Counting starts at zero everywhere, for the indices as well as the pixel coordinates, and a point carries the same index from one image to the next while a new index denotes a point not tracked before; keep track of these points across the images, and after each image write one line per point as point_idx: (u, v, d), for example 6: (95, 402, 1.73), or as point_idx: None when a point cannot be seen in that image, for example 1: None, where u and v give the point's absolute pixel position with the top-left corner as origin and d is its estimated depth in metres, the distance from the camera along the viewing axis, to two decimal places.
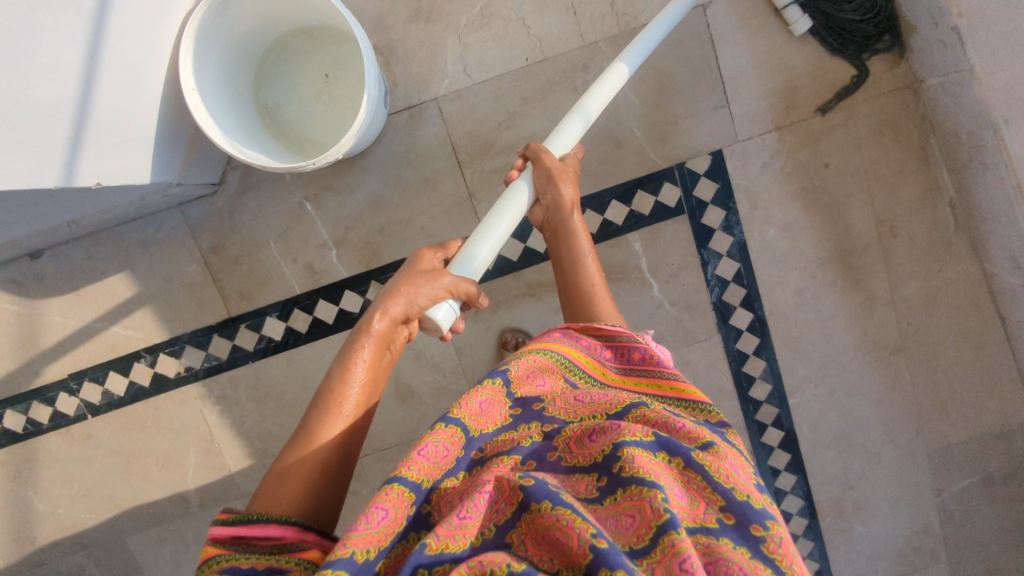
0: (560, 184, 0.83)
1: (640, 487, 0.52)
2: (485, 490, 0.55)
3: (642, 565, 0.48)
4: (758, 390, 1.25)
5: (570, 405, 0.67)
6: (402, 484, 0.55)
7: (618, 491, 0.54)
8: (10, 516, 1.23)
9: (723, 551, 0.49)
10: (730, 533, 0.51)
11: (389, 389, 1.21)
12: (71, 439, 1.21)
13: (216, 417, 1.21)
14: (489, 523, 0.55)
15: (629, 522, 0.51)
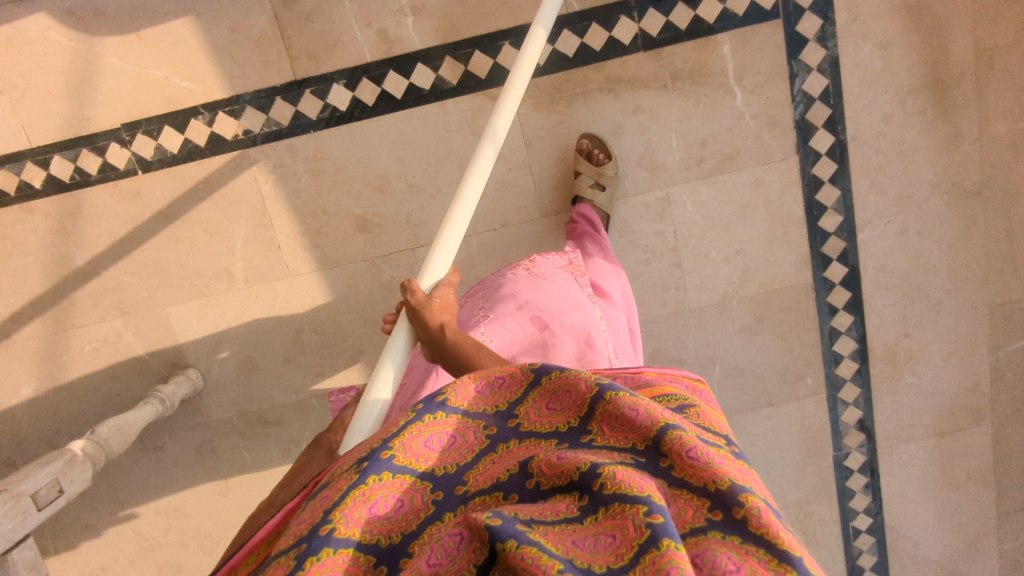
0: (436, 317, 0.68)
1: (622, 504, 0.42)
2: (454, 532, 0.44)
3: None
4: (828, 221, 1.21)
5: (542, 413, 0.55)
6: (336, 547, 0.46)
7: (600, 511, 0.43)
8: (50, 273, 1.21)
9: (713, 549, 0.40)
10: (722, 528, 0.42)
11: (453, 176, 1.18)
12: (119, 195, 1.17)
13: (271, 187, 1.17)
14: (467, 564, 0.42)
15: (609, 541, 0.41)
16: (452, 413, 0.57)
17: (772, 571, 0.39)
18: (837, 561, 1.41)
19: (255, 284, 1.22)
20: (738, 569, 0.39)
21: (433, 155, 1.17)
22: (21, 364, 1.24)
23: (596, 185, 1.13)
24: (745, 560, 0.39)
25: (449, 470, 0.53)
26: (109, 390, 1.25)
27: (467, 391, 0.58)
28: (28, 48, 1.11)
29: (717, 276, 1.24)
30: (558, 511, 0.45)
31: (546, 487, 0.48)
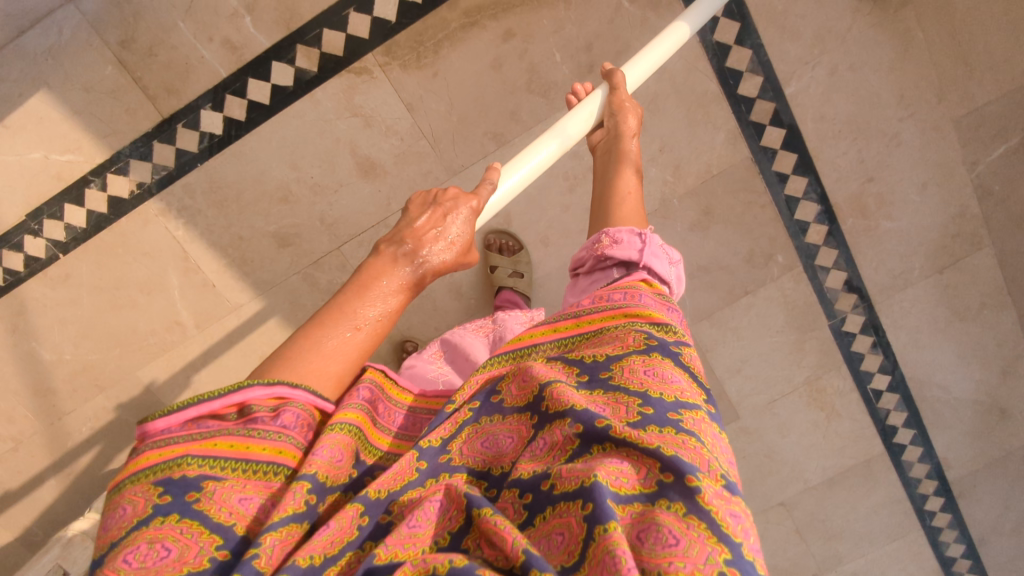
0: (629, 115, 0.83)
1: (564, 502, 0.49)
2: (434, 499, 0.52)
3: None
4: (748, 86, 1.13)
5: (519, 386, 0.61)
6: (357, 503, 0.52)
7: (546, 509, 0.50)
8: (23, 371, 1.25)
9: (656, 516, 0.47)
10: (669, 493, 0.49)
11: (349, 164, 1.15)
12: (52, 281, 1.20)
13: (183, 231, 1.17)
14: (445, 530, 0.51)
15: (559, 540, 0.48)
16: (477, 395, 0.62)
17: (705, 538, 0.46)
18: (867, 426, 1.35)
19: (205, 325, 1.23)
20: (677, 540, 0.45)
21: (323, 149, 1.14)
22: (31, 459, 1.31)
23: (513, 274, 1.17)
24: (680, 528, 0.46)
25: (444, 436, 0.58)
26: (115, 460, 1.30)
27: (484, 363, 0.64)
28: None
29: (648, 180, 1.18)
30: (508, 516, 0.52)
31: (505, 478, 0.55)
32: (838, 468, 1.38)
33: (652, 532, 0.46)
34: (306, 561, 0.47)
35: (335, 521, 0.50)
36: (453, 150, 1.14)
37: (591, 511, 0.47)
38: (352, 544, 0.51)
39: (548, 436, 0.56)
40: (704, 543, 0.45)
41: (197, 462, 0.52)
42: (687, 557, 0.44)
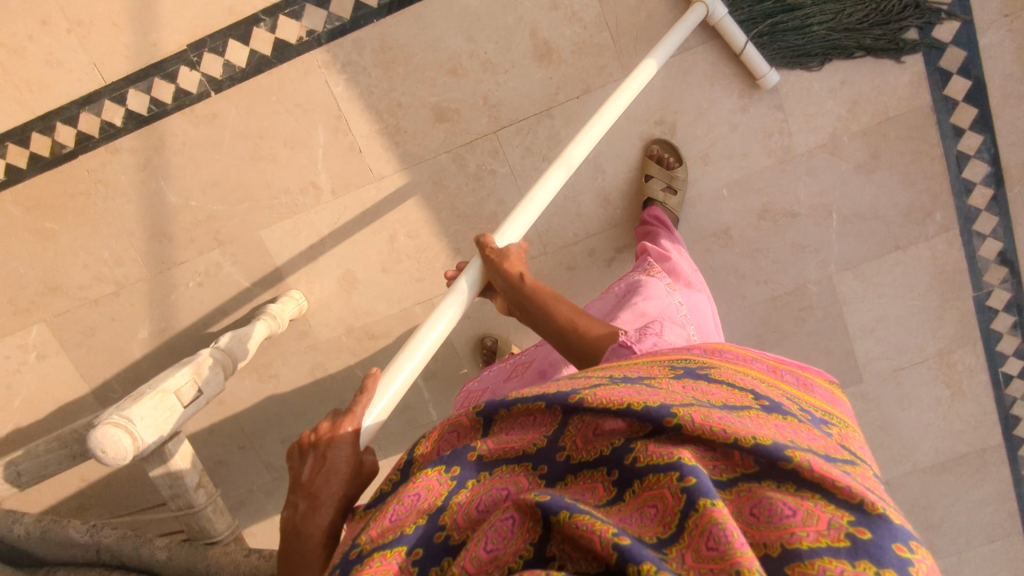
0: (509, 265, 0.77)
1: (656, 473, 0.46)
2: (505, 514, 0.47)
3: (673, 556, 0.41)
4: (943, 29, 1.11)
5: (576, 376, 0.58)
6: (384, 548, 0.49)
7: (635, 483, 0.47)
8: (144, 212, 1.21)
9: (764, 491, 0.45)
10: (768, 477, 0.46)
11: (526, 46, 1.12)
12: (196, 121, 1.16)
13: (343, 88, 1.14)
14: (523, 546, 0.45)
15: (653, 511, 0.45)
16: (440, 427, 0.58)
17: (822, 506, 0.44)
18: (989, 412, 1.31)
19: (342, 193, 1.20)
20: (794, 511, 0.43)
21: (503, 25, 1.11)
22: (133, 308, 1.27)
23: (667, 188, 1.14)
24: (795, 501, 0.44)
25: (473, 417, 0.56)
26: (219, 323, 1.27)
27: None
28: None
29: (822, 113, 1.15)
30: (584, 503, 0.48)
31: (578, 459, 0.51)
32: (950, 453, 1.33)
33: (767, 506, 0.44)
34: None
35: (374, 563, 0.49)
36: (631, 48, 1.12)
37: (689, 488, 0.43)
38: None
39: (605, 422, 0.51)
40: (823, 511, 0.43)
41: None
42: (808, 525, 0.42)
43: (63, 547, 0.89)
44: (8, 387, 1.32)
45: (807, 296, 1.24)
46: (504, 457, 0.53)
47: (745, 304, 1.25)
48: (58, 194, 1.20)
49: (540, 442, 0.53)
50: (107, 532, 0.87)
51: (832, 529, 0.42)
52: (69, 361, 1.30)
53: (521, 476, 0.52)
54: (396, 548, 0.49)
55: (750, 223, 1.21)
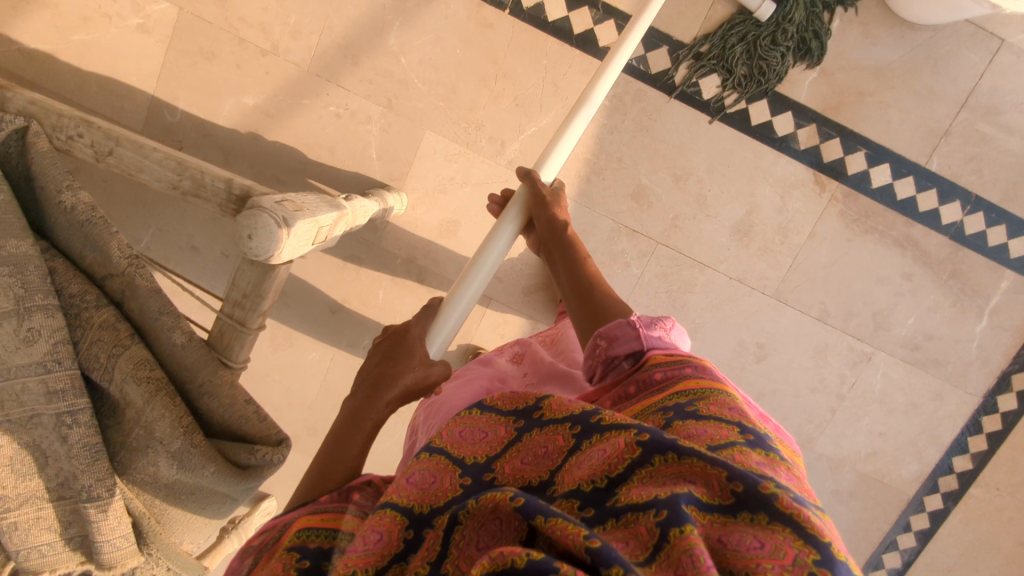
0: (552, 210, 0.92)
1: (635, 512, 0.45)
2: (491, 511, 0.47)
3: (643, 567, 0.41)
4: (960, 460, 1.30)
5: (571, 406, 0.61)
6: (394, 509, 0.53)
7: (609, 521, 0.46)
8: (359, 28, 1.18)
9: (736, 526, 0.44)
10: (743, 508, 0.45)
11: (735, 215, 1.22)
12: (473, 16, 1.17)
13: (596, 109, 1.19)
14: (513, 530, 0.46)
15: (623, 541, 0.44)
16: (439, 454, 0.60)
17: (790, 541, 0.42)
18: None
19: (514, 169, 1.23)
20: (762, 544, 0.42)
21: (734, 186, 1.21)
22: (264, 76, 1.21)
23: None
24: (766, 534, 0.43)
25: (478, 458, 0.60)
26: (318, 157, 1.23)
27: (452, 437, 0.63)
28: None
29: (850, 441, 1.31)
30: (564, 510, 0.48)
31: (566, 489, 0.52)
32: None
33: (732, 537, 0.43)
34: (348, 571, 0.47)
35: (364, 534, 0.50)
36: (789, 284, 1.24)
37: (669, 508, 0.43)
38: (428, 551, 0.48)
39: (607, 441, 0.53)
40: (791, 546, 0.42)
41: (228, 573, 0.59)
42: (775, 560, 0.41)
43: (93, 247, 0.80)
44: (93, 26, 1.20)
45: None
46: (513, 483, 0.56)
47: None
48: None
49: (569, 442, 0.57)
50: (148, 273, 0.80)
51: (797, 565, 0.41)
52: (168, 59, 1.21)
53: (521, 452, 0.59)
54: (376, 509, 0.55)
55: None
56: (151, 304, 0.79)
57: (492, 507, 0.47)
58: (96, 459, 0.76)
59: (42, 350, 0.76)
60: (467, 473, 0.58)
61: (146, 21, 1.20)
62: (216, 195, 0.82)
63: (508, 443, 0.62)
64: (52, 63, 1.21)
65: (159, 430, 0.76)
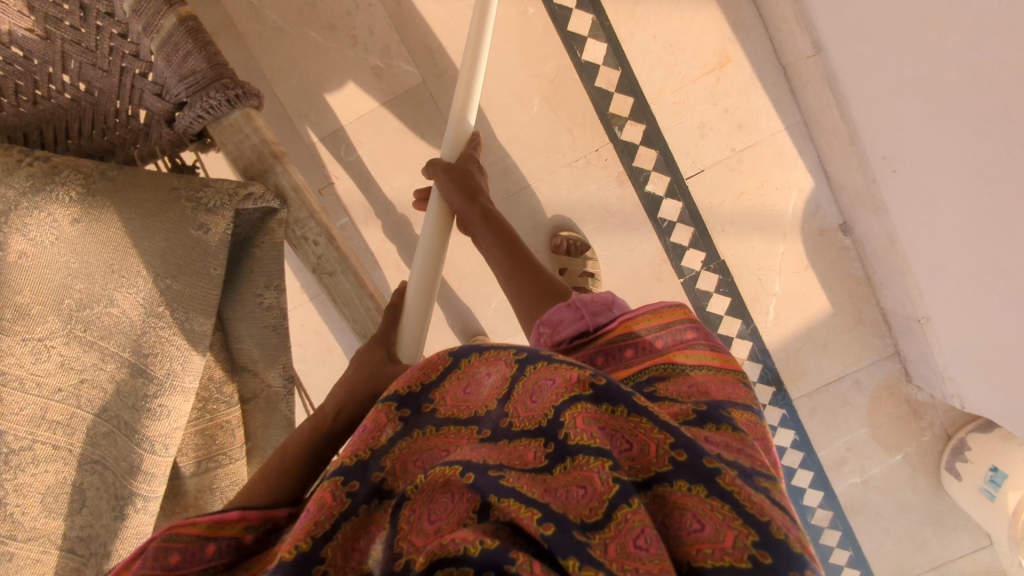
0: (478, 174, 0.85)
1: (585, 457, 0.47)
2: (444, 493, 0.47)
3: (590, 540, 0.42)
4: None
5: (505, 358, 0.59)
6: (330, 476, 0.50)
7: (568, 459, 0.48)
8: (559, 206, 1.19)
9: (683, 504, 0.45)
10: (684, 477, 0.47)
11: None
12: (654, 267, 1.22)
13: None
14: (466, 514, 0.45)
15: (579, 491, 0.45)
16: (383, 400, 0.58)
17: (732, 520, 0.44)
18: None
19: None
20: (704, 524, 0.44)
21: None
22: None
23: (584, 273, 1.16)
24: (707, 513, 0.44)
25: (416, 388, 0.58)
26: (447, 276, 1.25)
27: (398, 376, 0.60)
28: (781, 175, 1.17)
29: None
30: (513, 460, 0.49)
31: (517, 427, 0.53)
32: None
33: (677, 517, 0.45)
34: (292, 553, 0.45)
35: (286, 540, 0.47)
36: None
37: (619, 481, 0.45)
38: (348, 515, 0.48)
39: (555, 382, 0.53)
40: (731, 526, 0.43)
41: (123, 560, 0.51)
42: (717, 544, 0.43)
43: (257, 351, 0.76)
44: (334, 37, 1.13)
45: None
46: (458, 414, 0.57)
47: None
48: (572, 119, 1.17)
49: (512, 367, 0.57)
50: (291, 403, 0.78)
51: (738, 548, 0.42)
52: (380, 110, 1.16)
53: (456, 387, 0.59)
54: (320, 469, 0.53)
55: None
56: (275, 435, 0.77)
57: (440, 480, 0.48)
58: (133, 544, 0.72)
59: (157, 430, 0.71)
60: (411, 410, 0.57)
61: (385, 68, 1.15)
62: None
63: (444, 369, 0.60)
64: (273, 37, 1.13)
65: None
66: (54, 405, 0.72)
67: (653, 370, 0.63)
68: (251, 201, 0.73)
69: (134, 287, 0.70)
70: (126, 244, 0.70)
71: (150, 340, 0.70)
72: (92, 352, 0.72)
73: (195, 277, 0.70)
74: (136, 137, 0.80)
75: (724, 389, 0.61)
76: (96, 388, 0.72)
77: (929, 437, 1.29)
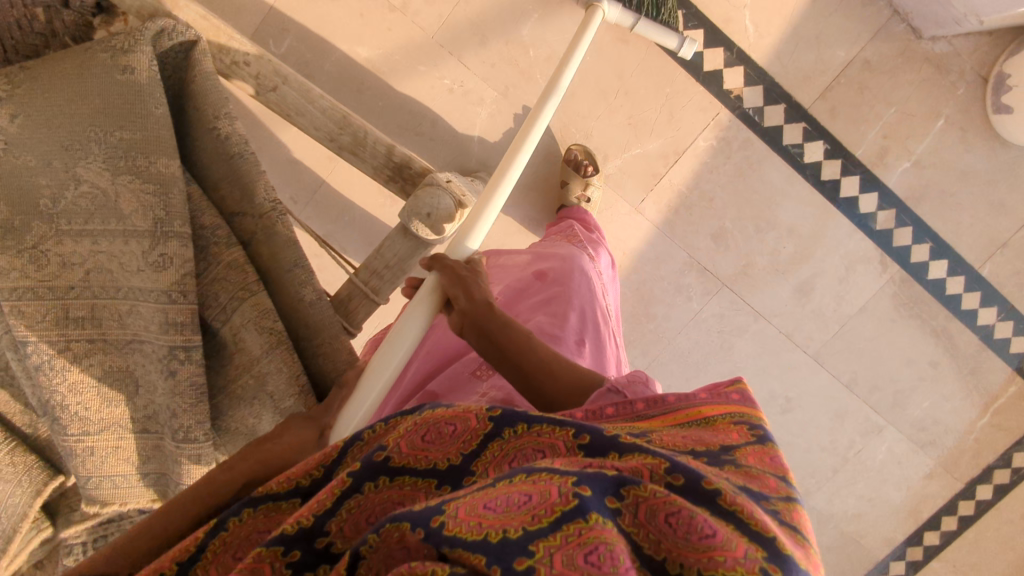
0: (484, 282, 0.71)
1: (550, 474, 0.44)
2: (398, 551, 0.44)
3: (542, 551, 0.39)
4: (931, 535, 1.49)
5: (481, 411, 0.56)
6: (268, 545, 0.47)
7: (520, 477, 0.45)
8: (495, 9, 1.15)
9: (677, 503, 0.42)
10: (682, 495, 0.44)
11: (800, 276, 1.31)
12: (614, 30, 1.17)
13: (704, 147, 1.24)
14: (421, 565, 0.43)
15: (525, 500, 0.42)
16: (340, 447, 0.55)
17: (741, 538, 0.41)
18: None
19: (609, 184, 1.24)
20: (714, 529, 0.40)
21: (804, 250, 1.30)
22: (385, 33, 1.15)
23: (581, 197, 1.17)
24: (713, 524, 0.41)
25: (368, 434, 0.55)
26: (419, 127, 1.18)
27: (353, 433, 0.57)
28: None
29: (843, 500, 1.46)
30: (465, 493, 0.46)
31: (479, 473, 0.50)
32: None
33: (684, 518, 0.41)
34: None
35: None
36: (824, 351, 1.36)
37: (582, 496, 0.41)
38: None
39: (547, 440, 0.50)
40: (742, 542, 0.40)
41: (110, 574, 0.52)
42: (728, 551, 0.39)
43: (235, 181, 0.75)
44: None
45: None
46: (408, 463, 0.52)
47: None
48: None
49: (484, 424, 0.53)
50: (289, 222, 0.76)
51: (749, 558, 0.39)
52: None
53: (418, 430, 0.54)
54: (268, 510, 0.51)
55: None
56: (286, 254, 0.75)
57: (400, 539, 0.44)
58: (199, 402, 0.72)
59: (171, 279, 0.70)
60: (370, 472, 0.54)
61: None
62: (374, 157, 0.78)
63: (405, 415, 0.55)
64: None
65: (273, 384, 0.73)
66: (72, 304, 0.72)
67: (707, 417, 0.56)
68: (166, 35, 0.72)
69: (91, 159, 0.69)
70: (67, 118, 0.69)
71: (128, 199, 0.70)
72: (83, 241, 0.71)
73: (142, 121, 0.69)
74: (45, 39, 0.77)
75: (731, 431, 0.54)
76: (103, 273, 0.72)
77: (965, 88, 1.20)
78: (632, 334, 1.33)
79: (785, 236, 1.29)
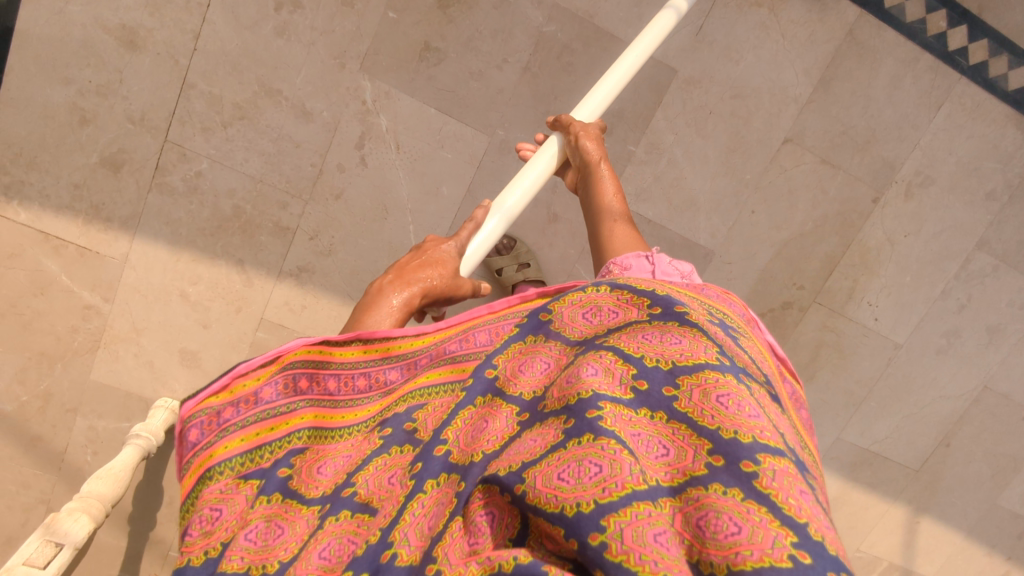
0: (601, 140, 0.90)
1: (612, 440, 0.46)
2: (485, 512, 0.48)
3: (609, 529, 0.41)
4: None
5: (579, 323, 0.64)
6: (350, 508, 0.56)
7: (585, 435, 0.47)
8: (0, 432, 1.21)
9: (712, 503, 0.42)
10: (721, 476, 0.43)
11: (111, 43, 1.05)
12: None
13: (24, 211, 1.10)
14: (503, 537, 0.46)
15: (591, 469, 0.44)
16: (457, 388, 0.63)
17: (768, 522, 0.40)
18: None
19: (111, 295, 1.16)
20: (740, 528, 0.40)
21: (78, 44, 1.05)
22: None
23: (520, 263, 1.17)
24: (741, 515, 0.40)
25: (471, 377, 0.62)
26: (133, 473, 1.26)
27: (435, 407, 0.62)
28: None
29: None
30: (541, 443, 0.49)
31: (549, 407, 0.53)
32: (819, 65, 1.20)
33: (714, 521, 0.41)
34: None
35: (322, 540, 0.54)
36: None
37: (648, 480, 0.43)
38: (348, 525, 0.55)
39: (605, 364, 0.53)
40: (768, 528, 0.40)
41: (231, 444, 0.61)
42: (754, 544, 0.39)
43: None
44: None
45: (554, 39, 1.12)
46: (509, 392, 0.58)
47: (507, 96, 1.13)
48: None
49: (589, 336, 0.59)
50: None
51: (778, 549, 0.39)
52: None
53: (501, 415, 0.56)
54: (298, 503, 0.58)
55: (440, 23, 1.09)
56: None
57: (485, 496, 0.49)
58: None
59: None
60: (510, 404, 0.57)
61: None
62: None
63: (513, 352, 0.64)
64: None
65: None
66: None
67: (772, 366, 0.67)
68: None
69: None
70: None
71: None
72: None
73: None
74: None
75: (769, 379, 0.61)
76: None
77: None
78: (265, 221, 1.15)
79: (81, 80, 1.06)
